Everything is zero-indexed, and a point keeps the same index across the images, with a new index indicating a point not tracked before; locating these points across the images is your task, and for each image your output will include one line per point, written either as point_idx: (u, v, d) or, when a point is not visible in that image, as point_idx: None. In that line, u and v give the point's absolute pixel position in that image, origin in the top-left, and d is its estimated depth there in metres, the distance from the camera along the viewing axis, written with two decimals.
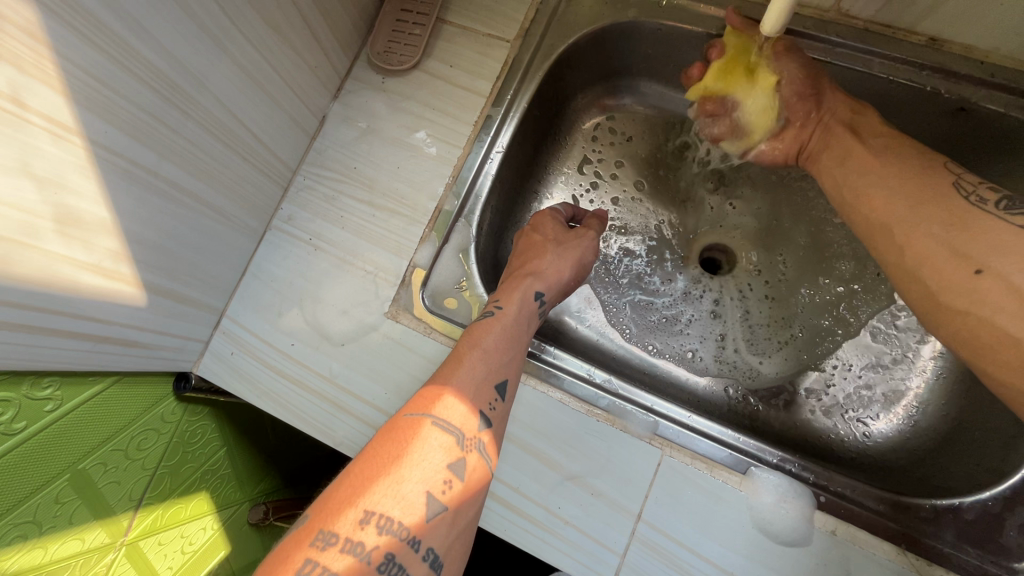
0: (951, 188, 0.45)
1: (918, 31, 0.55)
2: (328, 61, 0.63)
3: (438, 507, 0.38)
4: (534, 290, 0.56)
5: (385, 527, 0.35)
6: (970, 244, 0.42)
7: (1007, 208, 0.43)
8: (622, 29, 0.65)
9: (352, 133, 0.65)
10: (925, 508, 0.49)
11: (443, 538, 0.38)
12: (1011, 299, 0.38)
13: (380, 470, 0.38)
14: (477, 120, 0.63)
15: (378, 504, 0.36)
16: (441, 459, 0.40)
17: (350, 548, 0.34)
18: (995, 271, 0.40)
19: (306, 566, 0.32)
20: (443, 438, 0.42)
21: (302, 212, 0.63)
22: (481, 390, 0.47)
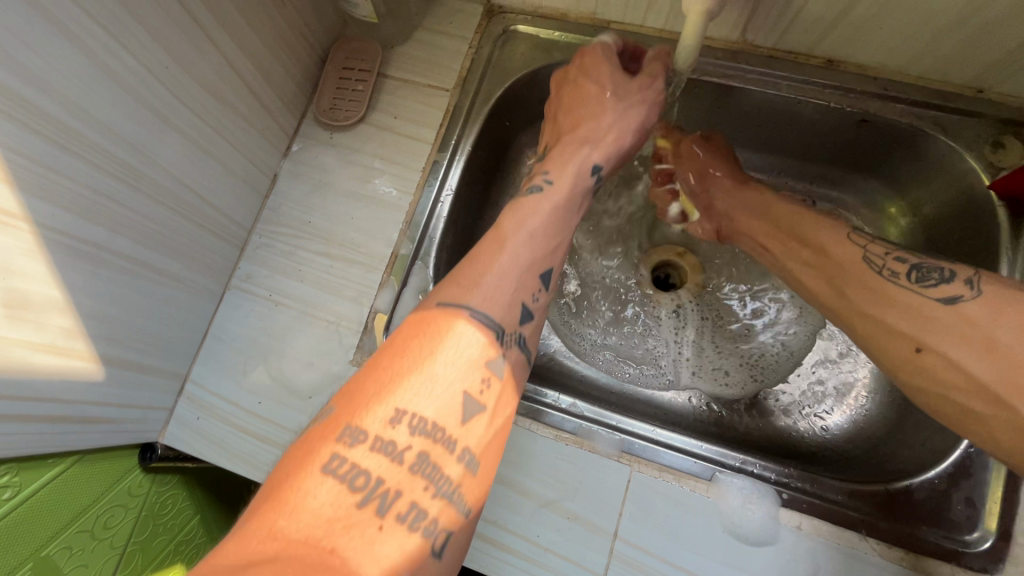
0: (864, 263, 0.50)
1: (816, 56, 0.61)
2: (275, 122, 0.65)
3: (476, 407, 0.36)
4: (592, 162, 0.53)
5: (418, 427, 0.33)
6: (906, 323, 0.46)
7: (918, 279, 0.47)
8: (553, 72, 0.69)
9: (304, 189, 0.66)
10: (880, 493, 0.52)
11: (481, 435, 0.36)
12: (957, 376, 0.42)
13: (413, 364, 0.36)
14: (424, 166, 0.65)
15: (410, 402, 0.34)
16: (479, 350, 0.38)
17: (381, 447, 0.32)
18: (933, 349, 0.43)
19: (332, 462, 0.31)
20: (481, 331, 0.40)
21: (260, 269, 0.64)
22: (526, 281, 0.45)
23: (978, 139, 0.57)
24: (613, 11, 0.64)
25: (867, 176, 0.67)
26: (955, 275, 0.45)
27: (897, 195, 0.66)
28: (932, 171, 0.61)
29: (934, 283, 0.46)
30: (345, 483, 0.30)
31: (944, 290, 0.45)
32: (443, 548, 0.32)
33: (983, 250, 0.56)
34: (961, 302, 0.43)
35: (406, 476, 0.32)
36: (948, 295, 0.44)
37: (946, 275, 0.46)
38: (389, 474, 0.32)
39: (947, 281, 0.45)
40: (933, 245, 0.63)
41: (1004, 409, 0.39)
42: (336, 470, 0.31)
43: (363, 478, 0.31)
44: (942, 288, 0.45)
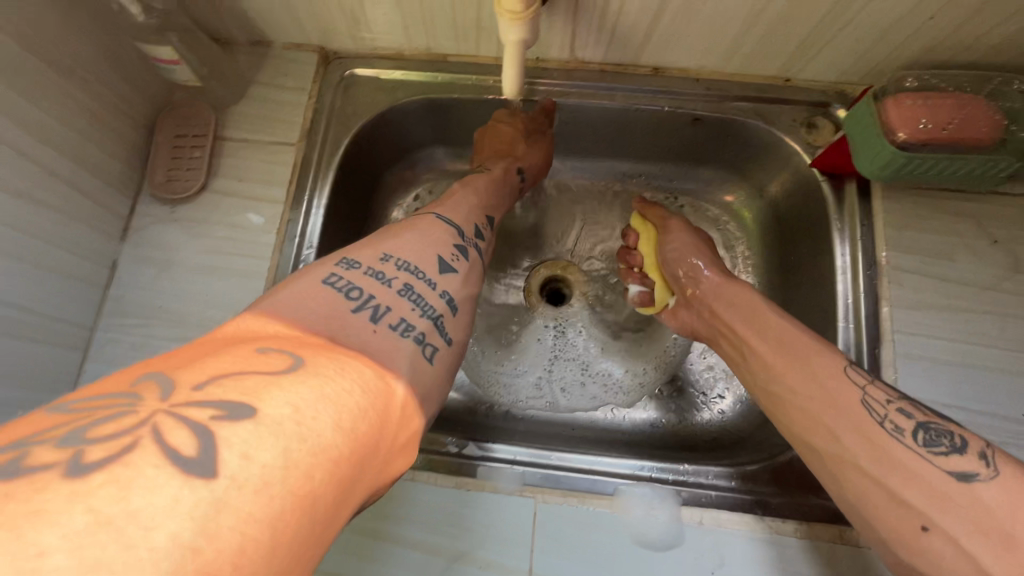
0: (865, 410, 0.43)
1: (643, 64, 0.64)
2: (103, 207, 0.59)
3: (447, 265, 0.46)
4: (513, 167, 0.65)
5: (403, 268, 0.43)
6: (912, 492, 0.39)
7: (926, 443, 0.41)
8: (401, 111, 0.68)
9: (150, 272, 0.61)
10: (765, 471, 0.55)
11: (454, 285, 0.46)
12: (965, 565, 0.36)
13: (395, 232, 0.47)
14: (279, 228, 0.62)
15: (394, 252, 0.44)
16: (443, 236, 0.49)
17: (374, 276, 0.41)
18: (942, 529, 0.37)
19: (333, 282, 0.39)
20: (442, 227, 0.50)
21: (109, 369, 0.58)
22: (477, 213, 0.57)
23: (794, 122, 0.62)
24: (446, 45, 0.65)
25: (714, 167, 0.71)
26: (967, 446, 0.40)
27: (744, 180, 0.71)
28: (765, 156, 0.66)
29: (943, 451, 0.40)
30: (343, 295, 0.38)
31: (956, 463, 0.39)
32: (432, 357, 0.40)
33: (817, 221, 0.61)
34: (975, 482, 0.38)
35: (396, 297, 0.41)
36: (961, 471, 0.39)
37: (956, 444, 0.40)
38: (382, 293, 0.40)
39: (958, 453, 0.40)
40: (781, 218, 0.68)
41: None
42: (338, 288, 0.39)
43: (357, 292, 0.39)
44: (953, 460, 0.39)
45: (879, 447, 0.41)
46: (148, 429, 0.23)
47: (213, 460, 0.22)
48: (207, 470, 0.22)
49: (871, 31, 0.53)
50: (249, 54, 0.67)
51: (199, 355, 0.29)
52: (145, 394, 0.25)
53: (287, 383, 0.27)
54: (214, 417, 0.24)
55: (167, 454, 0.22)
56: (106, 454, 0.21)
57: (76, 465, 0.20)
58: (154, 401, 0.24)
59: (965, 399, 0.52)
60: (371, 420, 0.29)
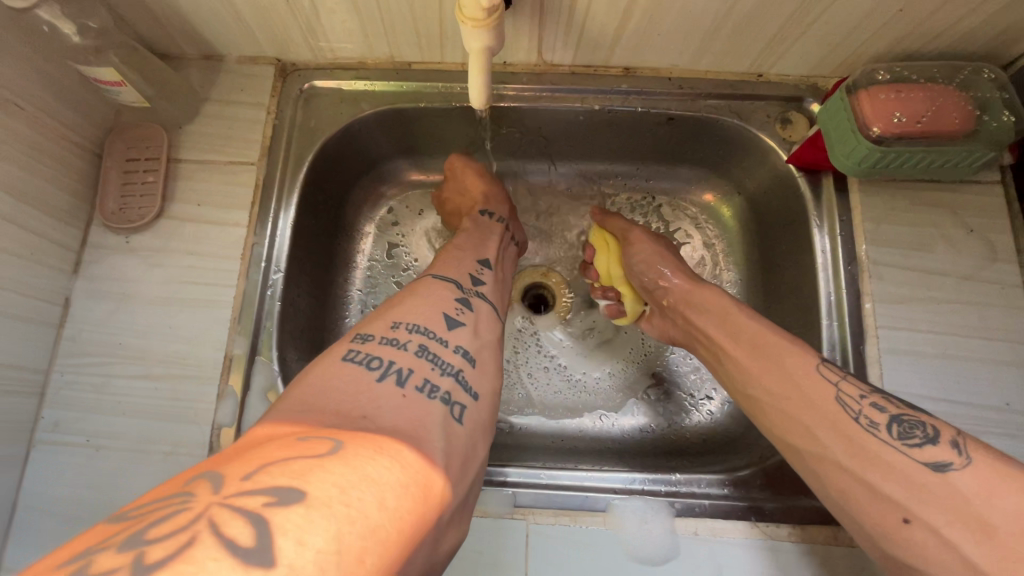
0: (839, 406, 0.44)
1: (613, 65, 0.62)
2: (51, 241, 0.55)
3: (457, 320, 0.45)
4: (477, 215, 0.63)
5: (413, 329, 0.42)
6: (887, 485, 0.40)
7: (901, 435, 0.41)
8: (366, 123, 0.66)
9: (107, 307, 0.58)
10: (757, 474, 0.55)
11: (468, 339, 0.44)
12: (948, 555, 0.36)
13: (401, 299, 0.46)
14: (243, 252, 0.59)
15: (404, 317, 0.43)
16: (446, 291, 0.48)
17: (387, 343, 0.40)
18: (923, 521, 0.38)
19: (350, 356, 0.39)
20: (444, 283, 0.49)
21: (69, 413, 0.55)
22: (470, 261, 0.55)
23: (768, 118, 0.62)
24: (410, 52, 0.62)
25: (690, 165, 0.70)
26: (939, 436, 0.40)
27: (720, 177, 0.70)
28: (740, 152, 0.65)
29: (917, 443, 0.40)
30: (361, 367, 0.38)
31: (932, 453, 0.39)
32: (461, 417, 0.38)
33: (796, 216, 0.60)
34: (949, 471, 0.38)
35: (414, 359, 0.40)
36: (934, 460, 0.39)
37: (930, 434, 0.41)
38: (399, 358, 0.39)
39: (931, 442, 0.40)
40: (760, 213, 0.67)
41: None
42: (355, 361, 0.38)
43: (377, 362, 0.38)
44: (928, 451, 0.40)
45: (859, 445, 0.42)
46: (204, 522, 0.22)
47: (270, 547, 0.22)
48: (266, 559, 0.21)
49: (841, 26, 0.52)
50: (202, 70, 0.64)
51: (239, 450, 0.30)
52: (197, 489, 0.25)
53: (331, 465, 0.27)
54: (266, 503, 0.23)
55: (224, 546, 0.21)
56: (166, 552, 0.21)
57: (139, 565, 0.20)
58: (204, 496, 0.24)
59: (950, 392, 0.52)
60: (415, 495, 0.29)
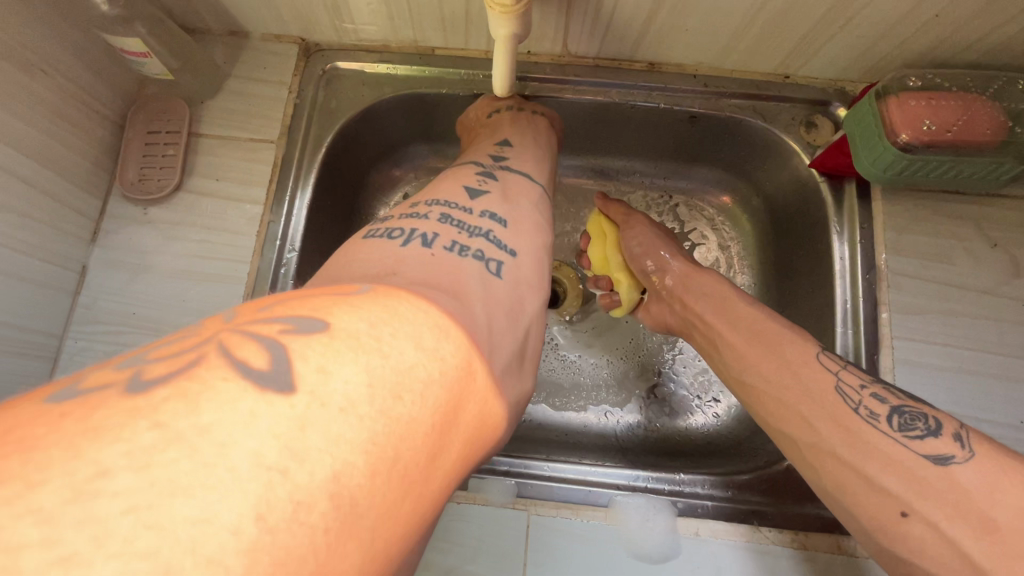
0: (839, 395, 0.43)
1: (638, 60, 0.62)
2: (71, 209, 0.56)
3: (482, 194, 0.43)
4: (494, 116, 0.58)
5: (436, 206, 0.41)
6: (887, 477, 0.39)
7: (902, 427, 0.41)
8: (386, 106, 0.66)
9: (123, 277, 0.58)
10: (762, 479, 0.54)
11: (495, 206, 0.42)
12: (944, 548, 0.37)
13: (425, 190, 0.45)
14: (258, 229, 0.59)
15: (426, 199, 0.42)
16: (464, 174, 0.46)
17: (408, 219, 0.39)
18: (922, 516, 0.38)
19: (370, 234, 0.37)
20: (463, 170, 0.48)
21: None
22: (490, 148, 0.52)
23: (793, 121, 0.61)
24: (434, 38, 0.62)
25: (709, 165, 0.70)
26: (942, 428, 0.40)
27: (740, 178, 0.69)
28: (762, 154, 0.64)
29: (919, 434, 0.40)
30: (383, 239, 0.36)
31: (933, 446, 0.39)
32: (499, 271, 0.37)
33: (816, 222, 0.60)
34: (951, 464, 0.38)
35: (438, 224, 0.38)
36: (937, 453, 0.39)
37: (932, 426, 0.40)
38: (423, 225, 0.38)
39: (933, 434, 0.40)
40: (778, 217, 0.66)
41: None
42: (376, 236, 0.36)
43: (398, 233, 0.37)
44: (930, 443, 0.40)
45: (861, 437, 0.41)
46: (212, 345, 0.21)
47: (285, 371, 0.21)
48: (285, 385, 0.20)
49: (874, 29, 0.51)
50: (227, 46, 0.64)
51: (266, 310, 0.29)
52: (208, 324, 0.24)
53: (354, 303, 0.26)
54: (283, 329, 0.23)
55: (235, 366, 0.20)
56: (169, 369, 0.20)
57: (136, 381, 0.19)
58: (219, 327, 0.24)
59: (963, 406, 0.51)
60: (455, 337, 0.28)
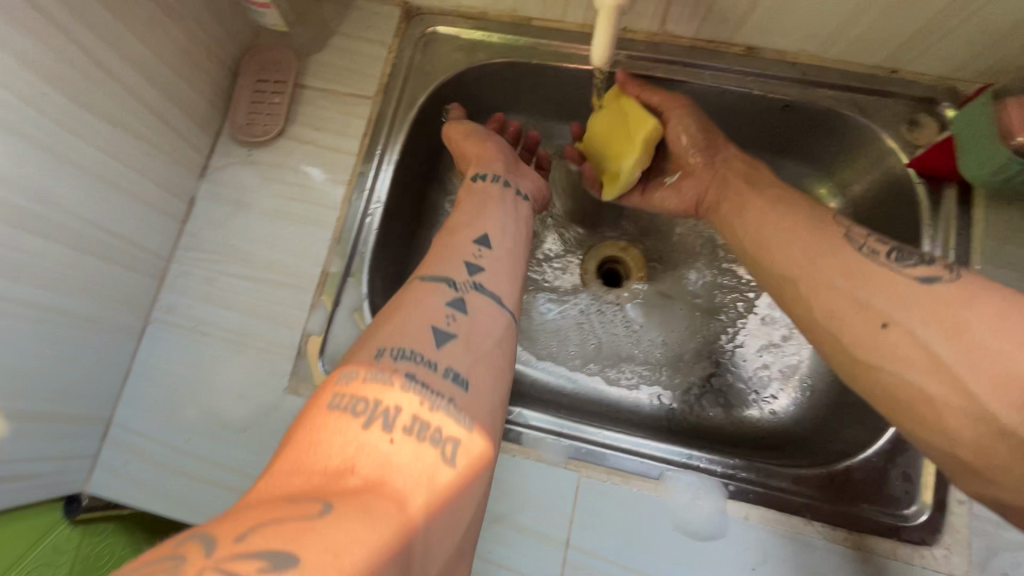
0: (846, 241, 0.49)
1: (735, 43, 0.61)
2: (186, 143, 0.61)
3: (445, 334, 0.42)
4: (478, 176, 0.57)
5: (401, 357, 0.39)
6: (877, 298, 0.44)
7: (898, 259, 0.46)
8: (478, 73, 0.68)
9: (224, 211, 0.63)
10: (822, 475, 0.53)
11: (462, 360, 0.41)
12: (917, 352, 0.41)
13: (389, 321, 0.42)
14: (350, 179, 0.63)
15: (392, 343, 0.40)
16: (435, 299, 0.44)
17: (382, 386, 0.36)
18: (901, 325, 0.42)
19: (336, 399, 0.35)
20: (433, 287, 0.45)
21: (181, 299, 0.61)
22: (478, 236, 0.51)
23: (896, 117, 0.59)
24: (533, 8, 0.63)
25: (795, 159, 0.68)
26: (934, 260, 0.46)
27: (826, 175, 0.67)
28: (855, 150, 0.62)
29: (913, 264, 0.46)
30: (348, 411, 0.34)
31: (923, 270, 0.45)
32: (454, 456, 0.35)
33: (906, 224, 0.58)
34: (937, 283, 0.43)
35: (408, 394, 0.37)
36: (927, 276, 0.44)
37: (925, 259, 0.46)
38: (386, 396, 0.36)
39: (924, 263, 0.45)
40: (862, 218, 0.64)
41: (955, 387, 0.39)
42: (341, 404, 0.35)
43: (362, 404, 0.35)
44: (922, 268, 0.45)
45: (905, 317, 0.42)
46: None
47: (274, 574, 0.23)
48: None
49: (998, 25, 0.49)
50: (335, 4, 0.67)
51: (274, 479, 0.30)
52: (190, 553, 0.25)
53: (323, 529, 0.26)
54: (260, 569, 0.24)
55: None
56: None
57: None
58: (199, 559, 0.24)
59: None
60: (397, 531, 0.29)
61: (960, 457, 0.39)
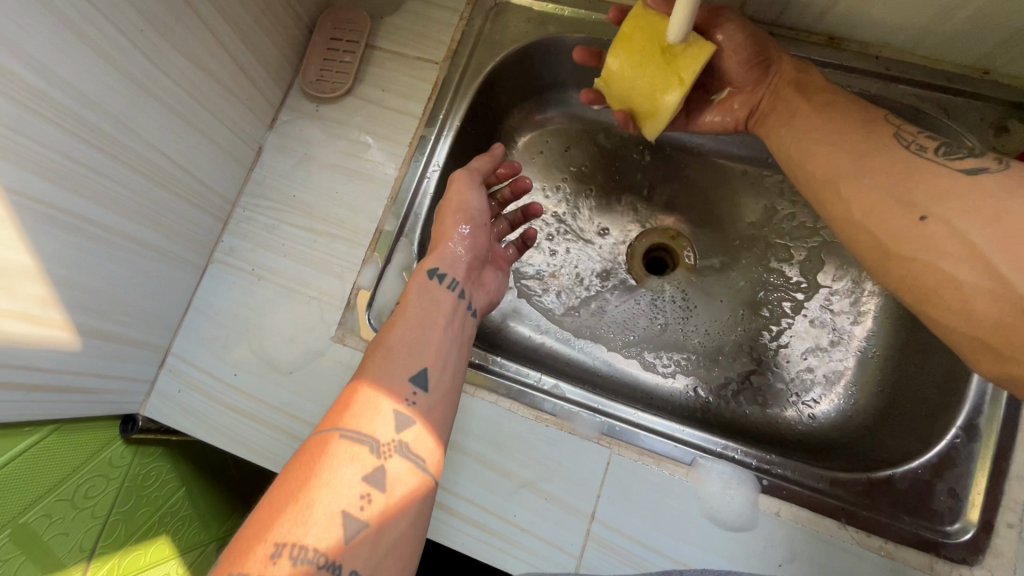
0: (895, 140, 0.50)
1: (817, 32, 0.59)
2: (260, 93, 0.63)
3: (358, 524, 0.40)
4: (432, 275, 0.55)
5: (300, 556, 0.37)
6: (914, 192, 0.46)
7: (946, 153, 0.47)
8: (545, 46, 0.68)
9: (289, 162, 0.65)
10: (861, 482, 0.52)
11: (362, 550, 0.39)
12: (954, 243, 0.43)
13: (291, 498, 0.40)
14: (411, 141, 0.64)
15: (290, 534, 0.38)
16: (355, 472, 0.42)
17: None
18: (939, 217, 0.44)
19: None
20: (355, 451, 0.43)
21: (242, 243, 0.64)
22: (405, 379, 0.48)
23: (981, 123, 0.56)
24: None
25: None
26: (984, 152, 0.46)
27: None
28: None
29: (961, 156, 0.47)
30: None
31: (971, 163, 0.46)
32: None
33: None
34: (981, 173, 0.44)
35: None
36: (973, 167, 0.45)
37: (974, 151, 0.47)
38: None
39: (974, 155, 0.46)
40: None
41: (993, 276, 0.41)
42: None
43: None
44: (969, 160, 0.46)
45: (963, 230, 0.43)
46: None
47: None
48: None
49: None
50: None
51: None
52: None
53: None
54: None
55: None
56: None
57: None
58: None
59: None
60: None
61: (982, 337, 0.42)
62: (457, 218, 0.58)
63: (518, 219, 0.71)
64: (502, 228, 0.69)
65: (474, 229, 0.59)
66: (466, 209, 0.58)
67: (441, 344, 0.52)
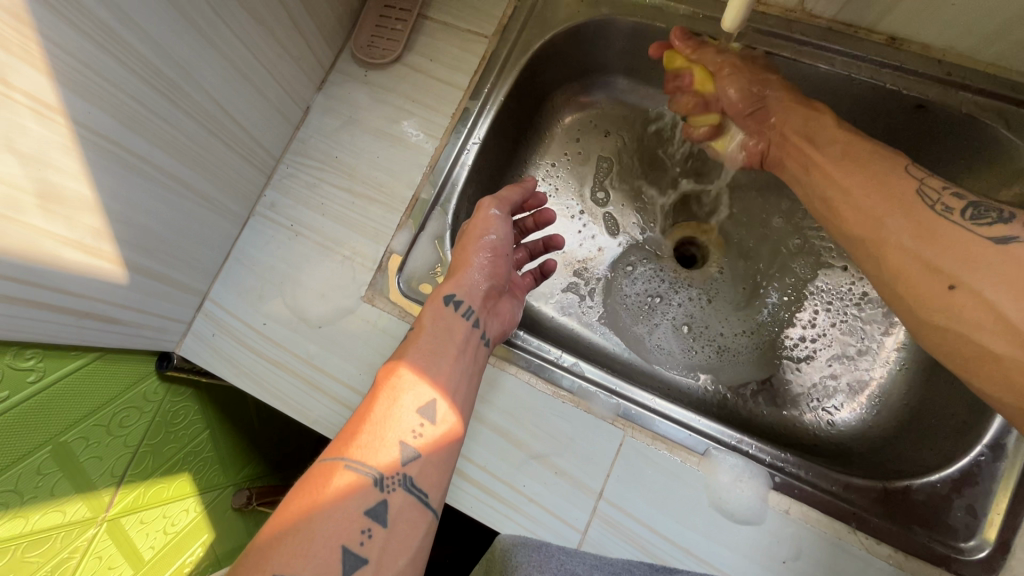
0: (918, 198, 0.49)
1: (878, 31, 0.58)
2: (312, 55, 0.65)
3: (356, 558, 0.41)
4: (450, 304, 0.55)
5: None
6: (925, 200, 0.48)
7: (972, 218, 0.47)
8: (597, 27, 0.67)
9: (333, 124, 0.67)
10: (876, 489, 0.51)
11: None
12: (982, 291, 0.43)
13: (290, 529, 0.41)
14: (454, 112, 0.65)
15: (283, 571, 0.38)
16: (357, 506, 0.43)
17: None
18: (969, 287, 0.43)
19: None
20: (357, 484, 0.44)
21: (283, 199, 0.66)
22: (413, 413, 0.49)
23: None
24: None
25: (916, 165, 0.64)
26: (1013, 218, 0.45)
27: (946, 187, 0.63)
28: (987, 164, 0.58)
29: (987, 222, 0.46)
30: None
31: (999, 230, 0.45)
32: None
33: None
34: (1013, 243, 0.43)
35: None
36: (1001, 235, 0.44)
37: (1004, 216, 0.46)
38: None
39: (1003, 222, 0.45)
40: None
41: None
42: None
43: None
44: (998, 228, 0.45)
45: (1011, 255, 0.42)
46: None
47: None
48: None
49: None
50: None
51: None
52: None
53: None
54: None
55: None
56: None
57: None
58: None
59: None
60: None
61: None
62: (479, 246, 0.58)
63: (538, 249, 0.70)
64: (521, 257, 0.69)
65: (496, 257, 0.59)
66: (487, 238, 0.59)
67: (454, 375, 0.52)
